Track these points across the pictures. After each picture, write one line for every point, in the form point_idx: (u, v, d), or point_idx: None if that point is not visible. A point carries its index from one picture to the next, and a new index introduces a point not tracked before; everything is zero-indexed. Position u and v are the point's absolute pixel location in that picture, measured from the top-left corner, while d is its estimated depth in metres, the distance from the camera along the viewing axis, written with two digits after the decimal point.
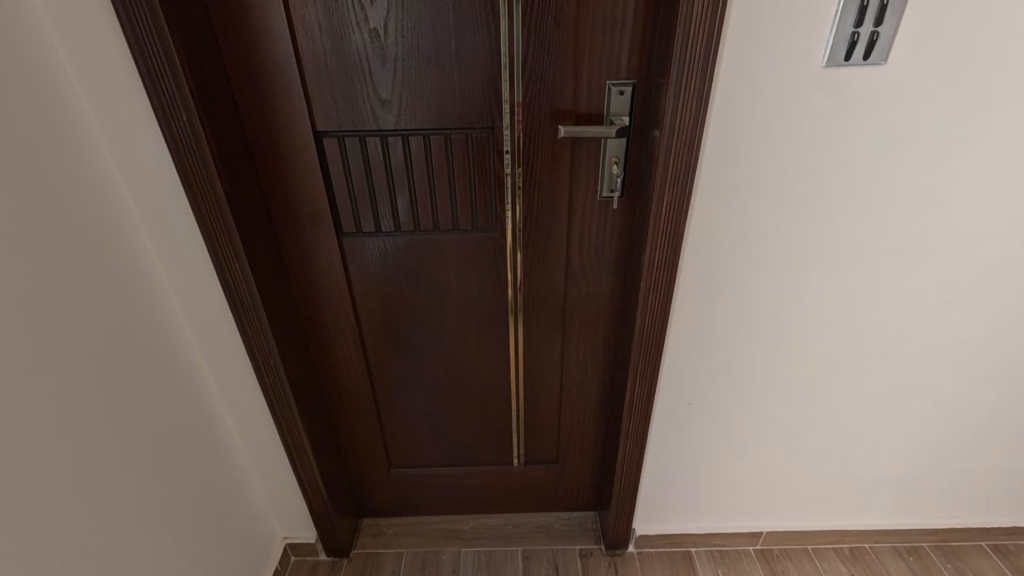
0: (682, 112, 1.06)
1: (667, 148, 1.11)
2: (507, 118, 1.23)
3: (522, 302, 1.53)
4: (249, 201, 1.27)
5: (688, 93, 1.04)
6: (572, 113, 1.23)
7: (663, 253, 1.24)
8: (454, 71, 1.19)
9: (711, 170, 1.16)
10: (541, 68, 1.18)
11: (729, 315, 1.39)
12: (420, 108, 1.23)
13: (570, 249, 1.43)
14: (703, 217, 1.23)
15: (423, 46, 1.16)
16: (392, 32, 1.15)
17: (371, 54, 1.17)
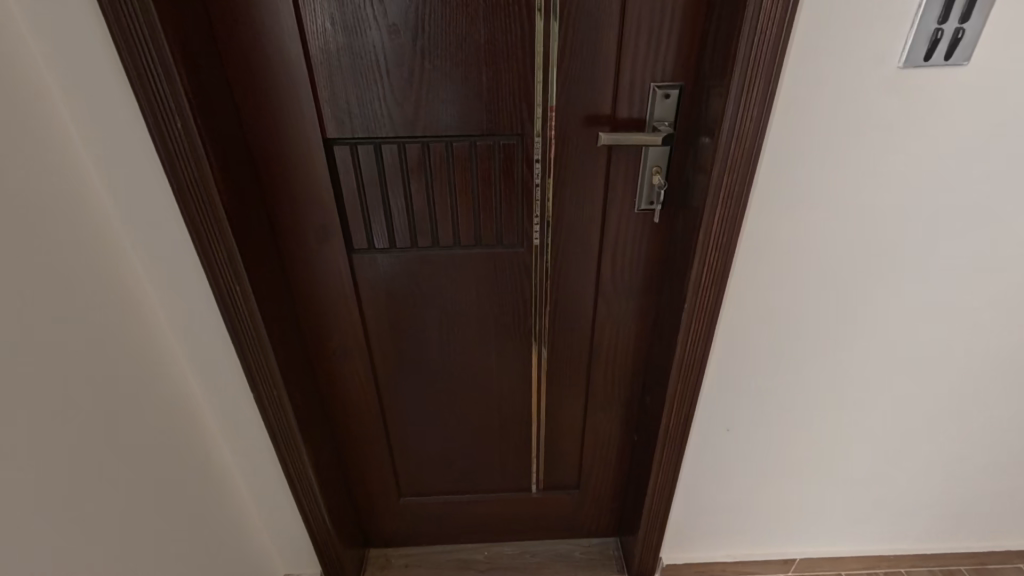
0: (744, 114, 0.95)
1: (723, 156, 1.00)
2: (538, 124, 1.12)
3: (546, 322, 1.41)
4: (249, 214, 1.13)
5: (750, 95, 0.93)
6: (610, 118, 1.12)
7: (712, 271, 1.13)
8: (481, 73, 1.07)
9: (765, 180, 1.05)
10: (579, 68, 1.06)
11: (776, 336, 1.28)
12: (442, 112, 1.10)
13: (602, 265, 1.31)
14: (753, 231, 1.12)
15: (449, 44, 1.04)
16: (413, 28, 1.02)
17: (389, 52, 1.04)
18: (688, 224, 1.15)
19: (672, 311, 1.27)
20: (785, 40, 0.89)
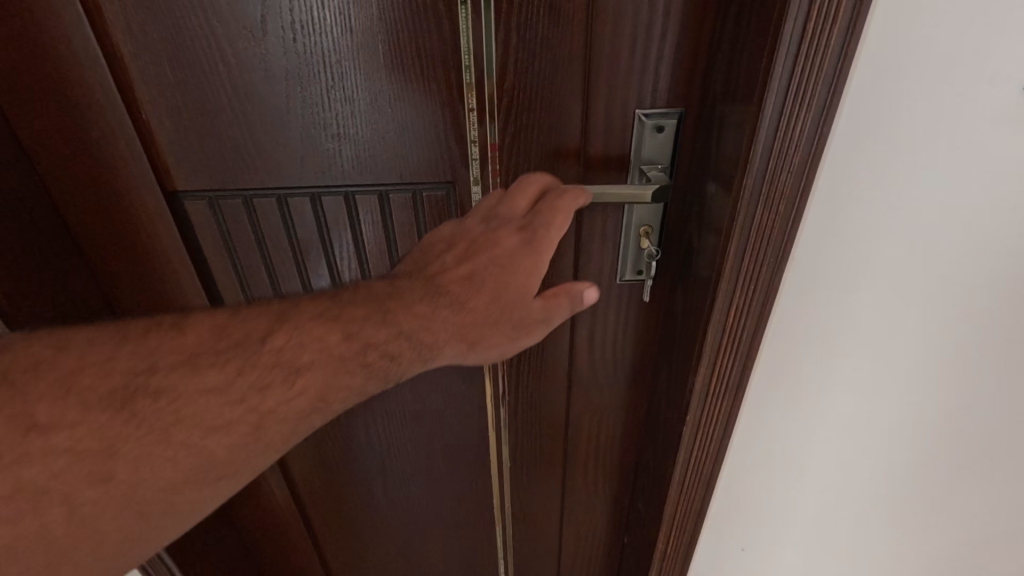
0: (779, 158, 0.60)
1: (747, 220, 0.65)
2: (475, 164, 0.77)
3: (502, 402, 1.09)
4: (61, 299, 0.81)
5: (789, 130, 0.59)
6: (579, 158, 0.77)
7: (726, 368, 0.78)
8: (384, 95, 0.72)
9: (807, 250, 0.70)
10: (528, 89, 0.72)
11: (825, 454, 0.91)
12: (335, 150, 0.76)
13: (575, 339, 0.98)
14: (788, 318, 0.76)
15: (329, 56, 0.69)
16: (271, 35, 0.68)
17: (241, 64, 0.69)
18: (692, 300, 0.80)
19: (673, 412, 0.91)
20: (846, 42, 0.54)
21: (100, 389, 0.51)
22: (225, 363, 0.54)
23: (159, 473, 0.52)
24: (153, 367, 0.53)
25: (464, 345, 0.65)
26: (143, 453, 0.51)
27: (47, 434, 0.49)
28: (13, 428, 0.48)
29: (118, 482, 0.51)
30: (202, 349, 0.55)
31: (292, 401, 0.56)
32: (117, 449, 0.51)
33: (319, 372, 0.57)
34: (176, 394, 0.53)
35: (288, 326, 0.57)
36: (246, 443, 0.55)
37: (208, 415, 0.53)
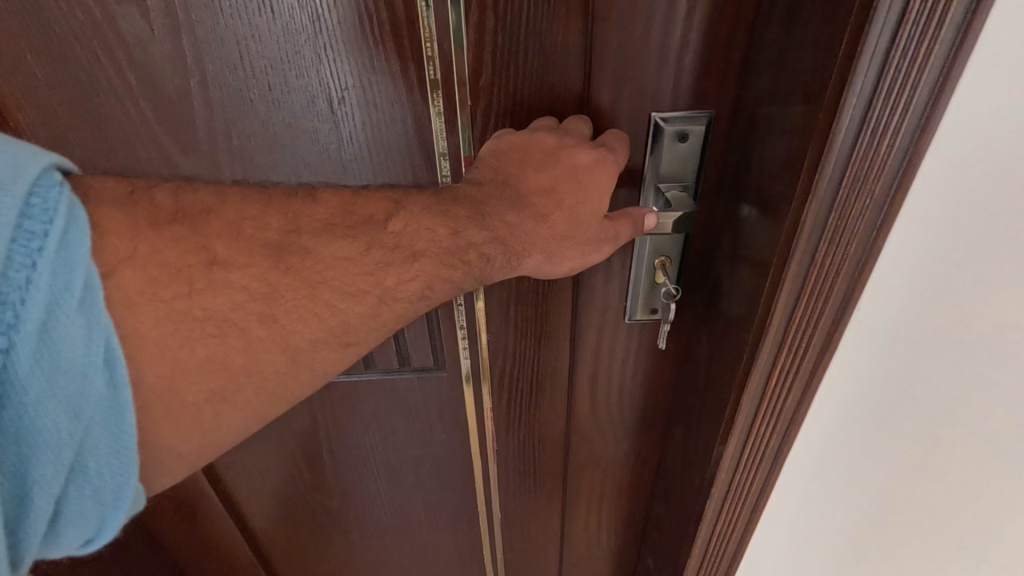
0: (854, 181, 0.43)
1: (805, 260, 0.48)
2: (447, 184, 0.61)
3: (488, 452, 0.92)
4: None
5: (873, 143, 0.42)
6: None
7: (756, 435, 0.62)
8: (322, 94, 0.55)
9: (886, 306, 0.51)
10: (511, 87, 0.55)
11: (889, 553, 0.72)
12: (267, 166, 0.59)
13: (575, 383, 0.81)
14: (850, 390, 0.57)
15: (242, 45, 0.52)
16: (162, 17, 0.51)
17: (131, 58, 0.52)
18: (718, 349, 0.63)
19: (693, 481, 0.74)
20: (972, 14, 0.36)
21: (245, 244, 0.41)
22: (310, 253, 0.43)
23: (311, 328, 0.43)
24: (298, 226, 0.44)
25: (542, 259, 0.53)
26: (298, 305, 0.43)
27: (227, 268, 0.40)
28: (193, 257, 0.39)
29: (281, 329, 0.42)
30: (326, 225, 0.45)
31: (408, 286, 0.47)
32: (279, 296, 0.42)
33: (435, 258, 0.48)
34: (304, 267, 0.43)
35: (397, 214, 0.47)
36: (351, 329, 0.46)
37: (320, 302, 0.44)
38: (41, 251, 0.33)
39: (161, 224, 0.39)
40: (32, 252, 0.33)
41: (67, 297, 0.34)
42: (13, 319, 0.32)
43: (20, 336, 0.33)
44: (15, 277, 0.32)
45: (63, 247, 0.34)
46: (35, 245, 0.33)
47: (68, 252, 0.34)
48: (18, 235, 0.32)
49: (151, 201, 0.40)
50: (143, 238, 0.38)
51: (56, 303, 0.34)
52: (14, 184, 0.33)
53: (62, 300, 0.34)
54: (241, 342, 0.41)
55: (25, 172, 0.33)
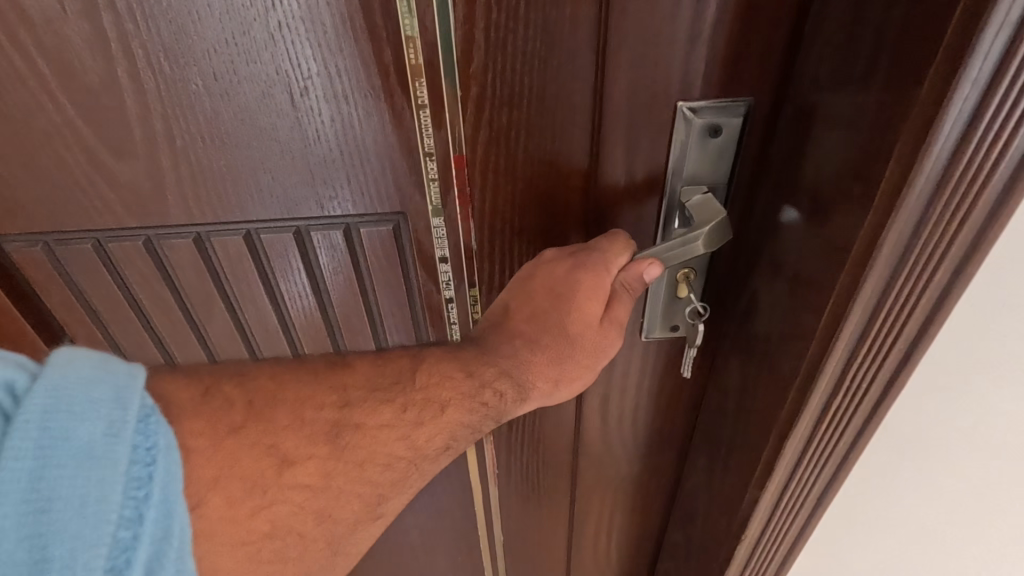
0: (953, 193, 0.34)
1: (877, 287, 0.39)
2: (436, 190, 0.51)
3: (490, 482, 0.84)
4: None
5: (980, 148, 0.33)
6: (588, 181, 0.51)
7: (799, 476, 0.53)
8: (280, 83, 0.45)
9: (962, 336, 0.42)
10: (511, 73, 0.46)
11: None
12: (221, 171, 0.49)
13: (583, 406, 0.73)
14: (907, 430, 0.49)
15: (174, 23, 0.42)
16: None
17: (43, 47, 0.43)
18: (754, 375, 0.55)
19: (717, 520, 0.66)
20: None
21: (299, 428, 0.38)
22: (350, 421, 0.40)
23: (355, 507, 0.40)
24: (345, 391, 0.41)
25: (550, 387, 0.47)
26: (351, 486, 0.40)
27: (295, 467, 0.37)
28: (264, 462, 0.36)
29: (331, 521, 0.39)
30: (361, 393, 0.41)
31: (435, 439, 0.44)
32: (334, 485, 0.39)
33: (459, 409, 0.44)
34: (355, 446, 0.40)
35: (428, 366, 0.44)
36: (374, 471, 0.40)
37: (351, 471, 0.40)
38: (148, 500, 0.31)
39: (237, 428, 0.36)
40: (137, 500, 0.30)
41: (167, 548, 0.31)
42: None
43: None
44: (123, 536, 0.30)
45: (165, 491, 0.31)
46: (143, 492, 0.31)
47: (170, 505, 0.31)
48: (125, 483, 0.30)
49: (222, 398, 0.37)
50: (223, 445, 0.35)
51: (156, 552, 0.30)
52: (123, 425, 0.31)
53: (163, 549, 0.31)
54: (288, 491, 0.37)
55: (133, 407, 0.31)
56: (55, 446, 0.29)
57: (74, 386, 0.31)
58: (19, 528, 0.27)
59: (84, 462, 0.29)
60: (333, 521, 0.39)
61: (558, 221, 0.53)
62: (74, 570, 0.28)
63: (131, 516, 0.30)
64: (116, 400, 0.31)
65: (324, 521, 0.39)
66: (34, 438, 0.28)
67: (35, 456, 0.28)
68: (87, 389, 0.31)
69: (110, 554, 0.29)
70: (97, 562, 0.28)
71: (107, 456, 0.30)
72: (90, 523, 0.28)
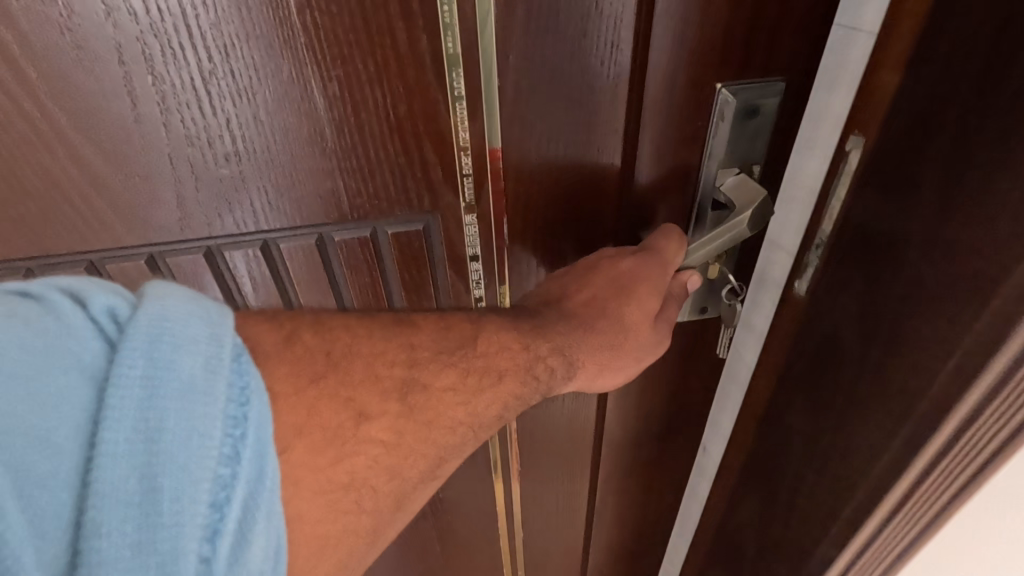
0: None
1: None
2: (469, 189, 0.47)
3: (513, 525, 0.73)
4: None
5: None
6: (628, 179, 0.48)
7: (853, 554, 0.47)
8: (298, 89, 0.40)
9: None
10: (557, 57, 0.42)
11: None
12: (227, 187, 0.43)
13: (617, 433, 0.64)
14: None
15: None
16: None
17: None
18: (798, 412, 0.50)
19: (743, 529, 0.62)
20: None
21: (374, 381, 0.32)
22: (415, 378, 0.34)
23: (417, 471, 0.34)
24: (414, 349, 0.34)
25: (595, 370, 0.44)
26: (421, 445, 0.34)
27: (369, 421, 0.31)
28: (341, 412, 0.30)
29: (404, 479, 0.33)
30: (425, 351, 0.35)
31: (490, 410, 0.37)
32: (403, 446, 0.33)
33: (517, 379, 0.39)
34: (425, 404, 0.34)
35: (487, 330, 0.38)
36: (443, 433, 0.34)
37: (423, 427, 0.34)
38: (243, 439, 0.25)
39: (319, 376, 0.30)
40: (236, 444, 0.24)
41: (265, 491, 0.25)
42: (212, 536, 0.23)
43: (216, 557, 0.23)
44: (220, 473, 0.24)
45: (262, 437, 0.25)
46: (240, 429, 0.25)
47: (263, 447, 0.25)
48: (227, 423, 0.24)
49: (304, 346, 0.30)
50: (303, 393, 0.29)
51: (254, 499, 0.24)
52: (218, 363, 0.25)
53: (260, 493, 0.25)
54: (362, 446, 0.31)
55: (228, 343, 0.25)
56: (153, 379, 0.23)
57: (156, 317, 0.24)
58: (114, 474, 0.22)
59: (185, 397, 0.23)
60: (403, 480, 0.33)
61: (593, 223, 0.50)
62: (170, 509, 0.22)
63: (232, 462, 0.24)
64: (213, 333, 0.25)
65: (395, 478, 0.32)
66: (138, 365, 0.23)
67: (132, 389, 0.23)
68: (182, 319, 0.25)
69: (210, 495, 0.23)
70: (199, 509, 0.23)
71: (208, 395, 0.24)
72: (192, 465, 0.23)
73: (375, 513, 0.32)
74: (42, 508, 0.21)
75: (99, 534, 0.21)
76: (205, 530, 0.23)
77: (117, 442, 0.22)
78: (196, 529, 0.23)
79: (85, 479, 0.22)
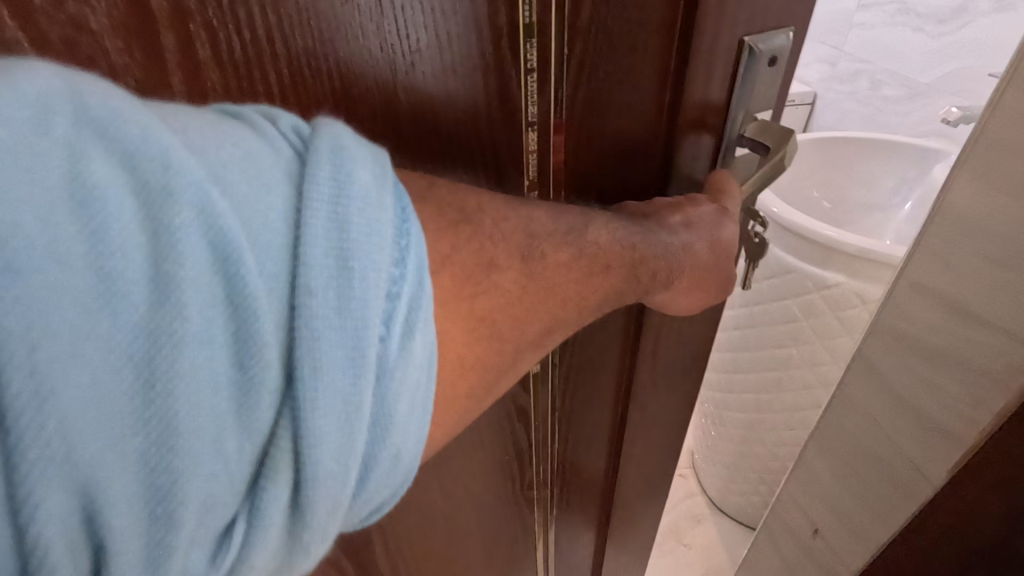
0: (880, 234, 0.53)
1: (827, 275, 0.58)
2: (534, 89, 0.27)
3: (579, 529, 0.55)
4: None
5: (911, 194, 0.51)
6: (744, 56, 0.30)
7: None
8: (330, 62, 0.22)
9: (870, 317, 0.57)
10: None
11: None
12: None
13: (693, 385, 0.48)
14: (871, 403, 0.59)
15: None
16: None
17: None
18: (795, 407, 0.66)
19: None
20: None
21: (495, 219, 0.23)
22: (513, 260, 0.23)
23: (541, 326, 0.25)
24: (530, 224, 0.24)
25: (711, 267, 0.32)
26: (570, 300, 0.25)
27: (540, 254, 0.24)
28: (511, 241, 0.23)
29: (526, 335, 0.24)
30: (525, 230, 0.24)
31: (687, 284, 0.31)
32: (528, 305, 0.23)
33: (695, 248, 0.30)
34: (586, 244, 0.26)
35: (598, 220, 0.27)
36: (599, 288, 0.27)
37: (539, 293, 0.24)
38: (403, 252, 0.16)
39: (443, 187, 0.21)
40: (396, 280, 0.16)
41: (408, 298, 0.16)
42: (378, 339, 0.15)
43: (388, 349, 0.16)
44: (385, 270, 0.15)
45: (421, 252, 0.17)
46: (402, 235, 0.16)
47: (420, 255, 0.17)
48: (346, 250, 0.15)
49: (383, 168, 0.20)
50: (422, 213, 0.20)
51: (412, 302, 0.16)
52: (384, 178, 0.16)
53: (417, 301, 0.16)
54: (491, 284, 0.21)
55: (383, 161, 0.17)
56: (173, 174, 0.12)
57: (207, 121, 0.15)
58: (128, 340, 0.11)
59: (256, 211, 0.14)
60: (521, 332, 0.23)
61: (699, 136, 0.31)
62: (368, 291, 0.15)
63: (392, 306, 0.16)
64: (280, 131, 0.16)
65: (519, 329, 0.23)
66: (287, 148, 0.16)
67: (122, 193, 0.12)
68: (209, 116, 0.15)
69: (387, 285, 0.16)
70: (367, 373, 0.15)
71: (304, 203, 0.15)
72: (345, 304, 0.14)
73: (500, 358, 0.22)
74: (125, 403, 0.11)
75: (314, 411, 0.14)
76: (384, 318, 0.15)
77: (121, 286, 0.11)
78: (354, 327, 0.14)
79: (270, 270, 0.14)
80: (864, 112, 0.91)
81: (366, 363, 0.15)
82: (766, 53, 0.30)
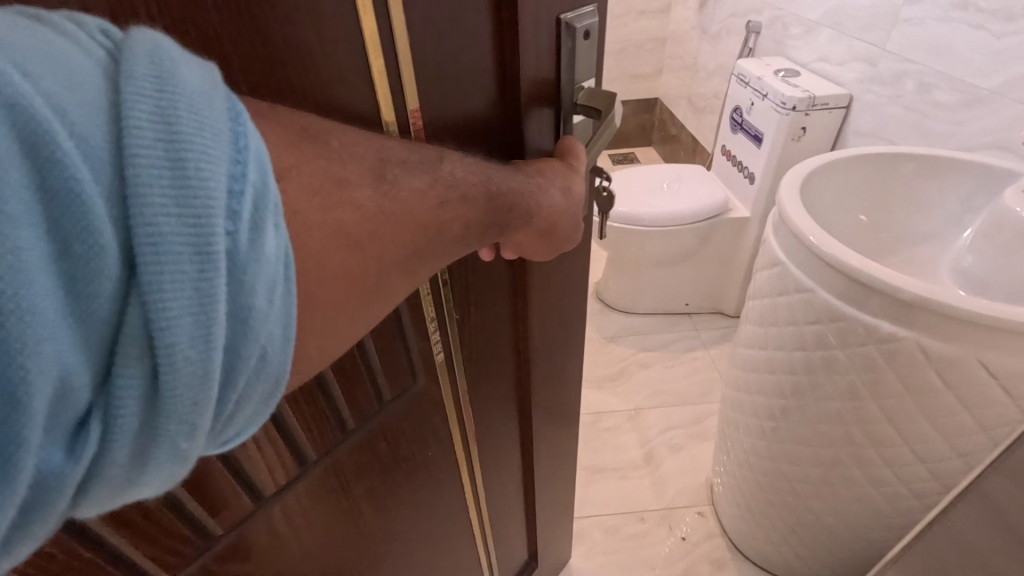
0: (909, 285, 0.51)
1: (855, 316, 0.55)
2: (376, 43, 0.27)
3: (502, 483, 0.57)
4: None
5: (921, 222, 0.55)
6: (564, 32, 0.35)
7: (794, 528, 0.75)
8: None
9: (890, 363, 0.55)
10: None
11: None
12: None
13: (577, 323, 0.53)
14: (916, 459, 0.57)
15: None
16: None
17: None
18: (836, 461, 0.63)
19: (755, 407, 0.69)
20: None
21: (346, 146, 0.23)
22: (369, 182, 0.23)
23: (412, 257, 0.25)
24: (383, 154, 0.25)
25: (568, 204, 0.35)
26: (438, 234, 0.26)
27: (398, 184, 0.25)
28: (366, 168, 0.24)
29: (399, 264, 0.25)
30: (378, 155, 0.25)
31: (548, 222, 0.34)
32: (395, 233, 0.24)
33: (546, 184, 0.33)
34: (441, 175, 0.27)
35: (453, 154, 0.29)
36: (463, 222, 0.28)
37: (406, 224, 0.25)
38: (242, 154, 0.17)
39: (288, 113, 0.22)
40: (236, 178, 0.16)
41: (252, 196, 0.17)
42: (225, 229, 0.16)
43: (238, 242, 0.16)
44: (222, 165, 0.16)
45: (262, 159, 0.17)
46: (240, 140, 0.17)
47: (262, 161, 0.17)
48: (177, 140, 0.15)
49: None
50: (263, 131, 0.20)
51: (258, 202, 0.17)
52: (214, 87, 0.17)
53: (264, 201, 0.17)
54: (348, 205, 0.22)
55: (211, 73, 0.17)
56: None
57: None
58: None
59: (67, 99, 0.14)
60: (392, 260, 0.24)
61: (541, 107, 0.36)
62: (208, 181, 0.15)
63: (235, 203, 0.16)
64: (90, 36, 0.15)
65: (387, 257, 0.24)
66: (99, 50, 0.15)
67: None
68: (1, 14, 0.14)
69: (228, 181, 0.16)
70: (216, 261, 0.15)
71: (122, 97, 0.14)
72: (183, 190, 0.15)
73: (367, 281, 0.23)
74: None
75: (161, 294, 0.14)
76: (230, 211, 0.16)
77: None
78: (195, 212, 0.15)
79: (92, 156, 0.14)
80: (911, 118, 0.85)
81: (215, 248, 0.15)
82: (581, 29, 0.36)
